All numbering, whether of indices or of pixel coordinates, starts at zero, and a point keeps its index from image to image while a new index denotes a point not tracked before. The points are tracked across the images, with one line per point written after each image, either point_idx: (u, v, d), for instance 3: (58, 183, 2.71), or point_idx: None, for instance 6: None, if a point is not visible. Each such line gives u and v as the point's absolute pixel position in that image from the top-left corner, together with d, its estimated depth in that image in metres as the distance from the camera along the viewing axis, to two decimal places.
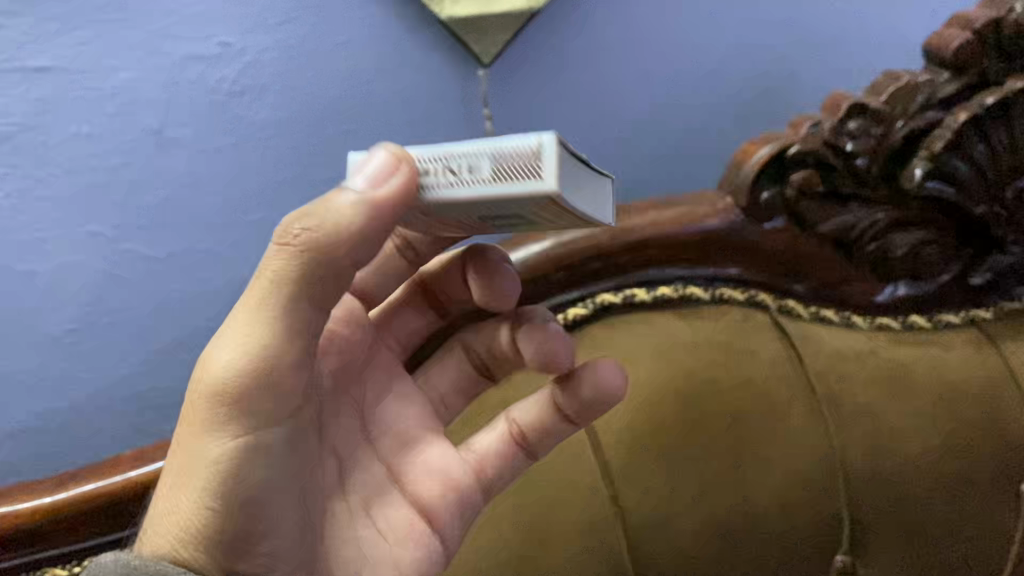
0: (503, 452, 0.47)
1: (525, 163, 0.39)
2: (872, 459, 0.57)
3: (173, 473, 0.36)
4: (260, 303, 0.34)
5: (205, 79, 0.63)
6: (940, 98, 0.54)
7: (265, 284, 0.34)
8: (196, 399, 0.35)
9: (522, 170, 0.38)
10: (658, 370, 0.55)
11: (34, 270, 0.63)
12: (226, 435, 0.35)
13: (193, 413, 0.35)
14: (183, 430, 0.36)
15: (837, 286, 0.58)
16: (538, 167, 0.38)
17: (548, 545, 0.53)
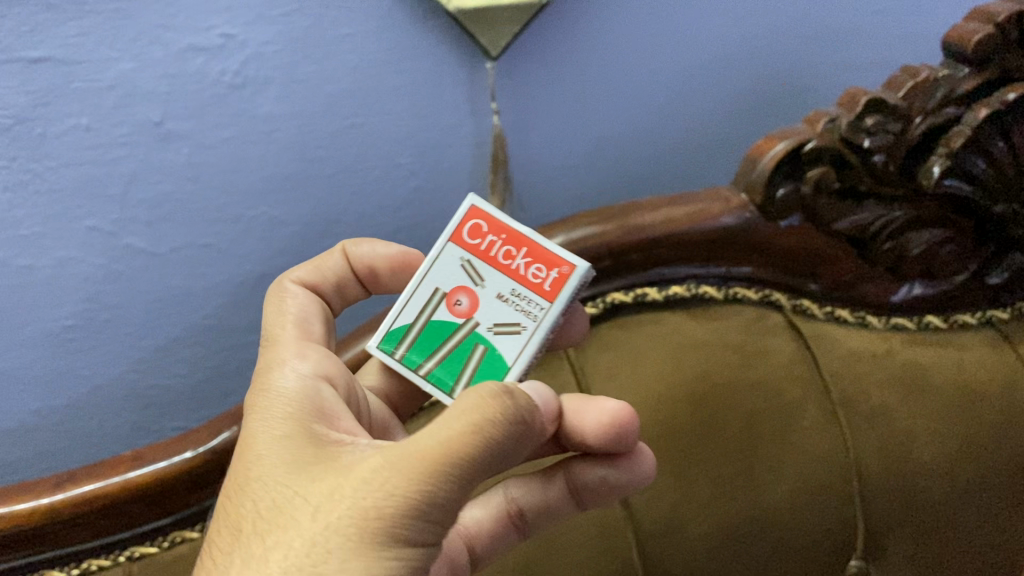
0: (495, 529, 0.47)
1: (454, 263, 0.42)
2: (889, 463, 0.55)
3: (317, 554, 0.30)
4: (470, 426, 0.33)
5: (207, 70, 0.60)
6: (960, 94, 0.52)
7: (475, 417, 0.33)
8: (385, 498, 0.31)
9: (471, 280, 0.42)
10: (669, 369, 0.55)
11: (31, 265, 0.62)
12: (405, 545, 0.31)
13: (377, 508, 0.31)
14: (337, 519, 0.31)
15: (854, 285, 0.57)
16: (483, 265, 0.42)
17: (558, 549, 0.52)
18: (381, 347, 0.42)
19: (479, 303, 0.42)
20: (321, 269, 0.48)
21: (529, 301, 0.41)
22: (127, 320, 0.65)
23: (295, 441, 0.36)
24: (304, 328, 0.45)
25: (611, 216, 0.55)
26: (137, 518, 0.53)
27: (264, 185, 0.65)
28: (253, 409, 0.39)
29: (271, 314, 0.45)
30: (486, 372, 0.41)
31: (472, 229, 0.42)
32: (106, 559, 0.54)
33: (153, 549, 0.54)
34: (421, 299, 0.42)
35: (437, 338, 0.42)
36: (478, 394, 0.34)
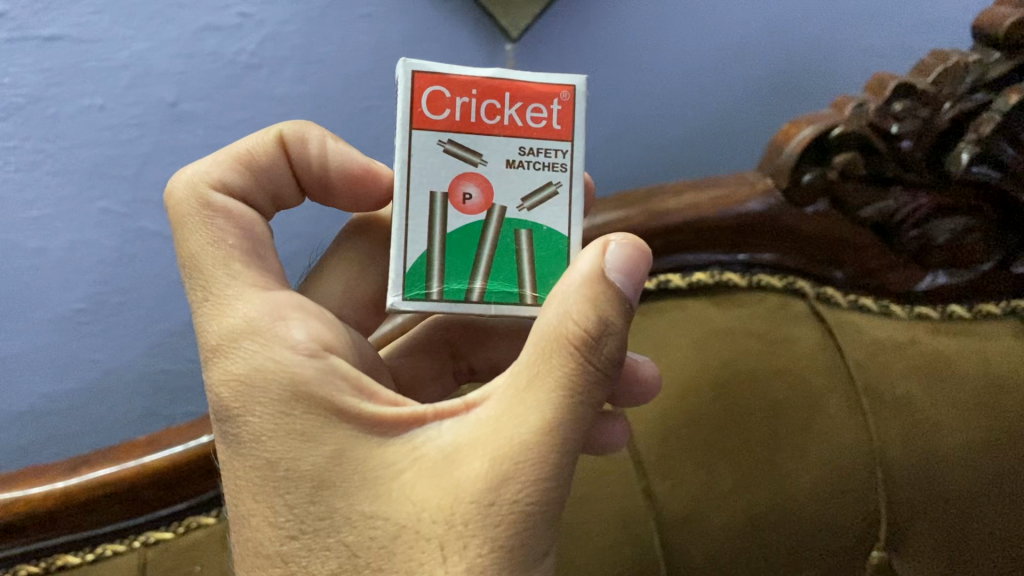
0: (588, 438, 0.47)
1: (432, 149, 0.35)
2: (915, 454, 0.55)
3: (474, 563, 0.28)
4: (569, 369, 0.30)
5: (223, 51, 0.63)
6: (990, 79, 0.51)
7: (574, 357, 0.31)
8: (520, 484, 0.29)
9: (467, 162, 0.35)
10: (693, 357, 0.55)
11: (42, 247, 0.61)
12: (548, 509, 0.30)
13: (516, 497, 0.29)
14: (479, 519, 0.29)
15: (877, 273, 0.56)
16: (467, 137, 0.35)
17: (587, 535, 0.53)
18: (412, 297, 0.35)
19: (490, 184, 0.35)
20: (251, 171, 0.39)
21: (552, 156, 0.36)
22: (138, 305, 0.63)
23: (345, 447, 0.31)
24: (250, 258, 0.36)
25: (633, 206, 0.55)
26: (152, 502, 0.52)
27: None
28: (256, 403, 0.32)
29: (201, 238, 0.36)
30: (545, 252, 0.36)
31: (431, 99, 0.35)
32: (121, 544, 0.53)
33: (169, 534, 0.53)
34: (423, 214, 0.35)
35: (470, 247, 0.35)
36: (563, 345, 0.31)
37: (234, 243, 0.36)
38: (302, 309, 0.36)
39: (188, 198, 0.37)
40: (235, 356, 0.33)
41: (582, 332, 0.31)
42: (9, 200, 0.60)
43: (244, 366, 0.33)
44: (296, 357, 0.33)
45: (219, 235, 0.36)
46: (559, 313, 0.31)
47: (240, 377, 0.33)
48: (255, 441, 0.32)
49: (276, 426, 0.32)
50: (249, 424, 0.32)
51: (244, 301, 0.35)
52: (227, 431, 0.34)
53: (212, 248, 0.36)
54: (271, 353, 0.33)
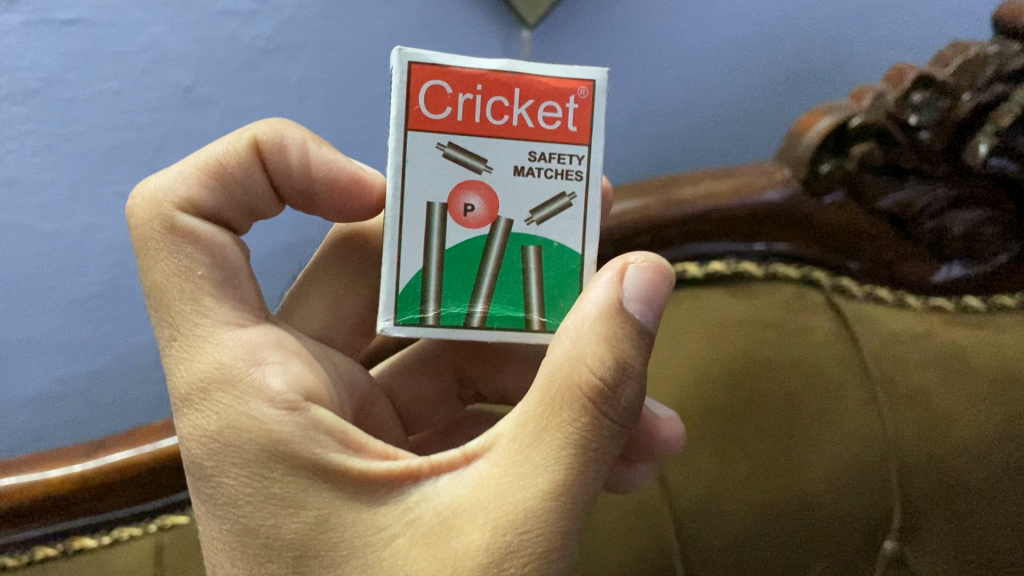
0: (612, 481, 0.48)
1: (432, 154, 0.34)
2: (928, 446, 0.55)
3: None
4: (579, 427, 0.31)
5: (239, 37, 0.63)
6: (1009, 71, 0.51)
7: (583, 413, 0.31)
8: (522, 553, 0.29)
9: (471, 170, 0.34)
10: (708, 349, 0.55)
11: (58, 231, 0.61)
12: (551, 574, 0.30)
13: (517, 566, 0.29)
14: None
15: (893, 264, 0.56)
16: (471, 142, 0.34)
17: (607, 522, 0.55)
18: (407, 317, 0.35)
19: (495, 194, 0.34)
20: (221, 182, 0.37)
21: (565, 161, 0.35)
22: (154, 290, 0.63)
23: (333, 510, 0.31)
24: (223, 286, 0.35)
25: (652, 192, 0.55)
26: (168, 485, 0.52)
27: None
28: (236, 460, 0.31)
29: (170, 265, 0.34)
30: (553, 272, 0.35)
31: (432, 95, 0.34)
32: (137, 528, 0.53)
33: (185, 518, 0.53)
34: (420, 227, 0.34)
35: (471, 267, 0.35)
36: (575, 397, 0.31)
37: (202, 275, 0.34)
38: (280, 349, 0.34)
39: (153, 218, 0.35)
40: (209, 405, 0.32)
41: (597, 383, 0.31)
42: (24, 184, 0.60)
43: (222, 423, 0.32)
44: (277, 409, 0.32)
45: (187, 263, 0.34)
46: (574, 358, 0.31)
47: (216, 435, 0.32)
48: (235, 502, 0.31)
49: (254, 490, 0.31)
50: (231, 478, 0.32)
51: (216, 345, 0.33)
52: (202, 483, 0.33)
53: (178, 277, 0.34)
54: (253, 407, 0.32)
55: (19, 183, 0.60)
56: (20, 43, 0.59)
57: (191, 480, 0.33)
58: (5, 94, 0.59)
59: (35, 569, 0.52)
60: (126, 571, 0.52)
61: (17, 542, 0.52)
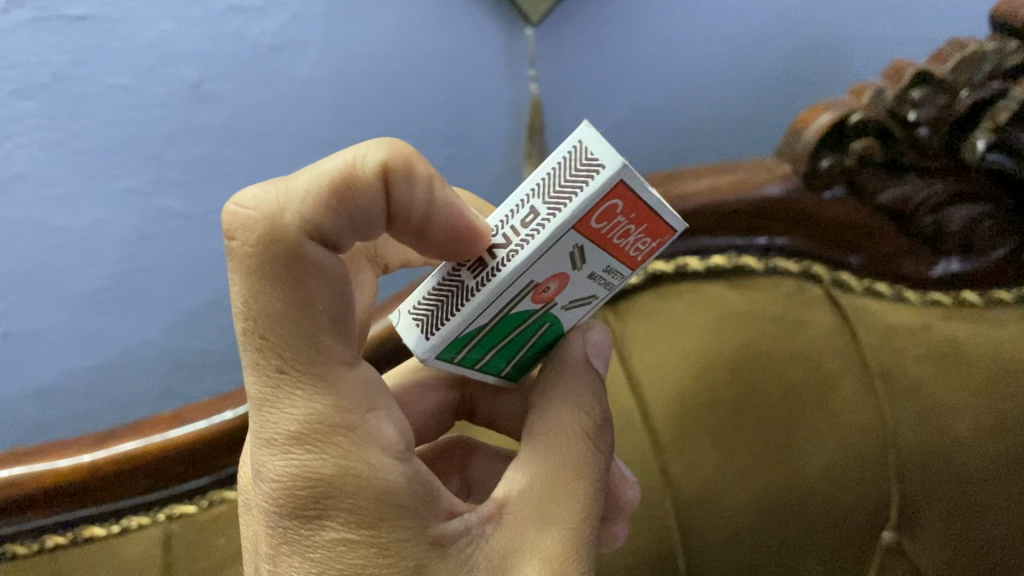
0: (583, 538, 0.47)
1: (563, 247, 0.30)
2: (924, 436, 0.56)
3: None
4: (585, 462, 0.35)
5: (246, 33, 0.63)
6: (1007, 68, 0.51)
7: (586, 451, 0.35)
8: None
9: (569, 266, 0.31)
10: (712, 340, 0.55)
11: (67, 225, 0.61)
12: None
13: None
14: None
15: (892, 259, 0.57)
16: (591, 250, 0.31)
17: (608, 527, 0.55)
18: (444, 356, 0.33)
19: (567, 284, 0.32)
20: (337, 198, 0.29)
21: (619, 282, 0.34)
22: (162, 282, 0.65)
23: (429, 562, 0.31)
24: (337, 325, 0.31)
25: (655, 187, 0.57)
26: (176, 475, 0.53)
27: (301, 149, 0.65)
28: (344, 507, 0.30)
29: (288, 303, 0.29)
30: (539, 341, 0.38)
31: (604, 213, 0.29)
32: (146, 517, 0.53)
33: (193, 508, 0.53)
34: (506, 296, 0.31)
35: (509, 327, 0.34)
36: (575, 438, 0.36)
37: (323, 313, 0.30)
38: (384, 393, 0.33)
39: (277, 241, 0.28)
40: (321, 452, 0.30)
41: (584, 423, 0.36)
42: (34, 178, 0.60)
43: (335, 472, 0.30)
44: (390, 465, 0.31)
45: (309, 306, 0.30)
46: (560, 411, 0.36)
47: (326, 487, 0.30)
48: (331, 547, 0.30)
49: (360, 540, 0.30)
50: (339, 533, 0.30)
51: (332, 389, 0.31)
52: (294, 528, 0.31)
53: (290, 323, 0.30)
54: (370, 460, 0.31)
55: (29, 178, 0.60)
56: (30, 38, 0.58)
57: (273, 524, 0.32)
58: (14, 89, 0.59)
59: (44, 556, 0.53)
60: (134, 561, 0.53)
61: (27, 530, 0.52)
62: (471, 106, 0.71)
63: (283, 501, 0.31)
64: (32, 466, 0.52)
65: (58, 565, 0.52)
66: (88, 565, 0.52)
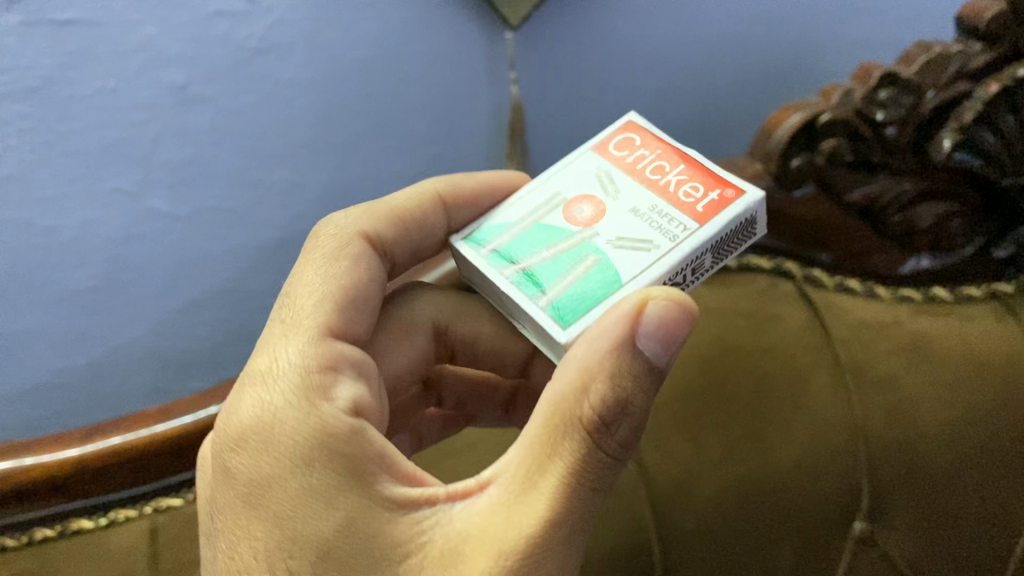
0: None
1: (596, 175, 0.41)
2: (894, 429, 0.57)
3: None
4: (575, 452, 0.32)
5: (231, 37, 0.65)
6: (971, 70, 0.52)
7: (581, 438, 0.32)
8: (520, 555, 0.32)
9: (608, 195, 0.40)
10: (689, 335, 0.62)
11: (55, 225, 0.62)
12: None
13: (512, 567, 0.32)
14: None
15: (862, 256, 0.58)
16: (622, 181, 0.40)
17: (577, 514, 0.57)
18: (469, 242, 0.41)
19: (604, 209, 0.39)
20: (403, 223, 0.46)
21: (680, 228, 0.37)
22: (148, 280, 0.64)
23: (359, 513, 0.34)
24: (352, 302, 0.42)
25: None
26: (164, 469, 0.55)
27: (284, 149, 0.66)
28: (270, 454, 0.36)
29: (323, 275, 0.42)
30: (596, 282, 0.36)
31: (625, 140, 0.42)
32: (132, 510, 0.55)
33: (179, 501, 0.55)
34: (539, 199, 0.41)
35: (548, 243, 0.39)
36: (573, 425, 0.32)
37: (353, 288, 0.42)
38: (338, 373, 0.39)
39: (352, 239, 0.43)
40: (268, 404, 0.37)
41: (595, 418, 0.32)
42: (24, 180, 0.61)
43: (269, 422, 0.36)
44: (369, 437, 0.36)
45: (336, 274, 0.42)
46: (573, 393, 0.33)
47: (264, 440, 0.36)
48: (262, 492, 0.35)
49: (285, 484, 0.35)
50: (309, 495, 0.34)
51: (300, 346, 0.39)
52: (266, 503, 0.35)
53: (314, 288, 0.42)
54: (304, 419, 0.36)
55: (18, 178, 0.61)
56: (19, 44, 0.61)
57: (246, 505, 0.35)
58: (5, 93, 0.61)
59: (33, 549, 0.53)
60: (121, 552, 0.53)
61: (15, 522, 0.53)
62: (450, 108, 0.72)
63: (258, 470, 0.35)
64: (17, 460, 0.53)
65: (47, 556, 0.53)
66: (75, 556, 0.53)
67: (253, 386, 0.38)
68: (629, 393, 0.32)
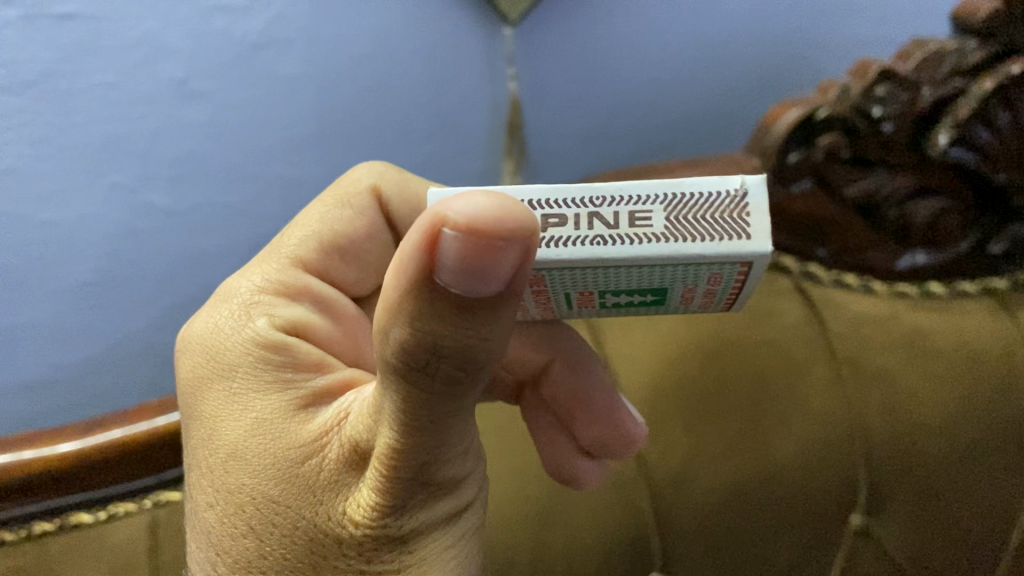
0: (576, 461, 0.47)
1: None
2: (892, 421, 0.57)
3: (346, 512, 0.31)
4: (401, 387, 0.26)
5: (231, 31, 0.64)
6: (967, 67, 0.53)
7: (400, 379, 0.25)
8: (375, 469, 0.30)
9: None
10: (683, 331, 0.62)
11: (53, 219, 0.61)
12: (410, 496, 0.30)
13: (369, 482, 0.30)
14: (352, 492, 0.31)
15: (860, 251, 0.60)
16: None
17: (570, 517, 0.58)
18: None
19: None
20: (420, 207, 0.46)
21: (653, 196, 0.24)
22: (146, 276, 0.65)
23: (271, 421, 0.35)
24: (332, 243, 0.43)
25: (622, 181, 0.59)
26: (163, 463, 0.55)
27: (280, 146, 0.67)
28: (210, 367, 0.38)
29: (312, 216, 0.44)
30: None
31: None
32: (132, 504, 0.55)
33: (178, 495, 0.55)
34: None
35: None
36: (387, 366, 0.25)
37: (328, 217, 0.44)
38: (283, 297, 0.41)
39: (360, 191, 0.44)
40: (212, 323, 0.40)
41: (400, 368, 0.25)
42: (22, 173, 0.60)
43: (209, 340, 0.39)
44: (297, 348, 0.38)
45: (318, 211, 0.44)
46: (377, 331, 0.24)
47: (205, 357, 0.39)
48: (201, 404, 0.38)
49: (217, 393, 0.37)
50: (228, 397, 0.37)
51: (251, 274, 0.42)
52: (199, 406, 0.38)
53: (293, 225, 0.45)
54: (235, 337, 0.39)
55: (18, 173, 0.59)
56: (16, 37, 0.58)
57: (189, 417, 0.38)
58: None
59: (32, 544, 0.53)
60: (123, 545, 0.54)
61: (17, 517, 0.53)
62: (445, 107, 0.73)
63: (194, 378, 0.39)
64: (16, 456, 0.52)
65: (46, 549, 0.53)
66: (78, 550, 0.53)
67: (208, 308, 0.42)
68: (448, 319, 0.23)
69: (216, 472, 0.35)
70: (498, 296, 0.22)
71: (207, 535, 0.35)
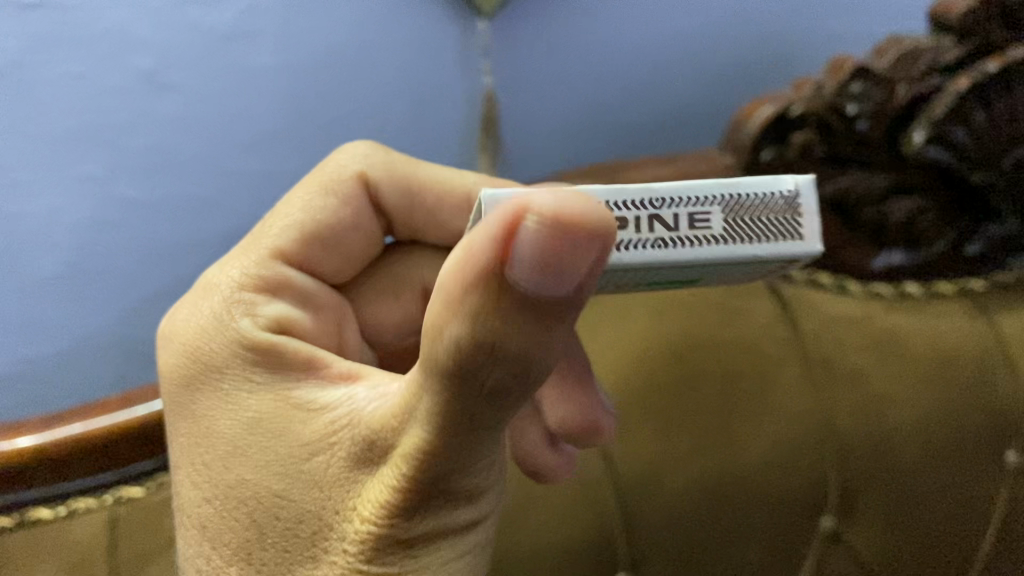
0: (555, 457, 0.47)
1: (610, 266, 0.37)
2: (865, 422, 0.57)
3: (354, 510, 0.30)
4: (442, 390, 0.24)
5: (201, 22, 0.62)
6: (942, 65, 0.54)
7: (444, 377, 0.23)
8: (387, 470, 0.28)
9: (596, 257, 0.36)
10: (653, 328, 0.60)
11: (18, 212, 0.60)
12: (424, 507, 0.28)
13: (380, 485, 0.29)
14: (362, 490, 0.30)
15: (833, 251, 0.58)
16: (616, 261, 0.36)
17: (534, 512, 0.57)
18: None
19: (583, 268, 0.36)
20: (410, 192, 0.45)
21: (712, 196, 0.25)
22: (117, 269, 0.63)
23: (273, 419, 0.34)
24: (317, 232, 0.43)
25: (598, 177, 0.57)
26: (126, 457, 0.54)
27: (253, 140, 0.64)
28: (206, 359, 0.37)
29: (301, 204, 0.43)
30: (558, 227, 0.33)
31: None
32: (93, 499, 0.54)
33: (140, 490, 0.54)
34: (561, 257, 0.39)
35: None
36: (434, 366, 0.23)
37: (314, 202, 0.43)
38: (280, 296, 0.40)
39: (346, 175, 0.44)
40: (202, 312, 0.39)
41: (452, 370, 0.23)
42: None
43: (203, 331, 0.38)
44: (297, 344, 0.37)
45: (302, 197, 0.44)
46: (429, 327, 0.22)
47: (201, 346, 0.38)
48: (196, 396, 0.37)
49: (214, 388, 0.37)
50: (223, 397, 0.36)
51: (242, 259, 0.41)
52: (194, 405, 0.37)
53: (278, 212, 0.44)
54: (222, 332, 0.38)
55: None
56: None
57: (182, 411, 0.37)
58: None
59: None
60: (80, 542, 0.53)
61: None
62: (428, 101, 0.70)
63: (188, 375, 0.38)
64: None
65: (4, 546, 0.52)
66: (34, 545, 0.53)
67: (191, 302, 0.40)
68: (520, 322, 0.21)
69: (217, 468, 0.35)
70: (567, 303, 0.20)
71: (203, 528, 0.35)
